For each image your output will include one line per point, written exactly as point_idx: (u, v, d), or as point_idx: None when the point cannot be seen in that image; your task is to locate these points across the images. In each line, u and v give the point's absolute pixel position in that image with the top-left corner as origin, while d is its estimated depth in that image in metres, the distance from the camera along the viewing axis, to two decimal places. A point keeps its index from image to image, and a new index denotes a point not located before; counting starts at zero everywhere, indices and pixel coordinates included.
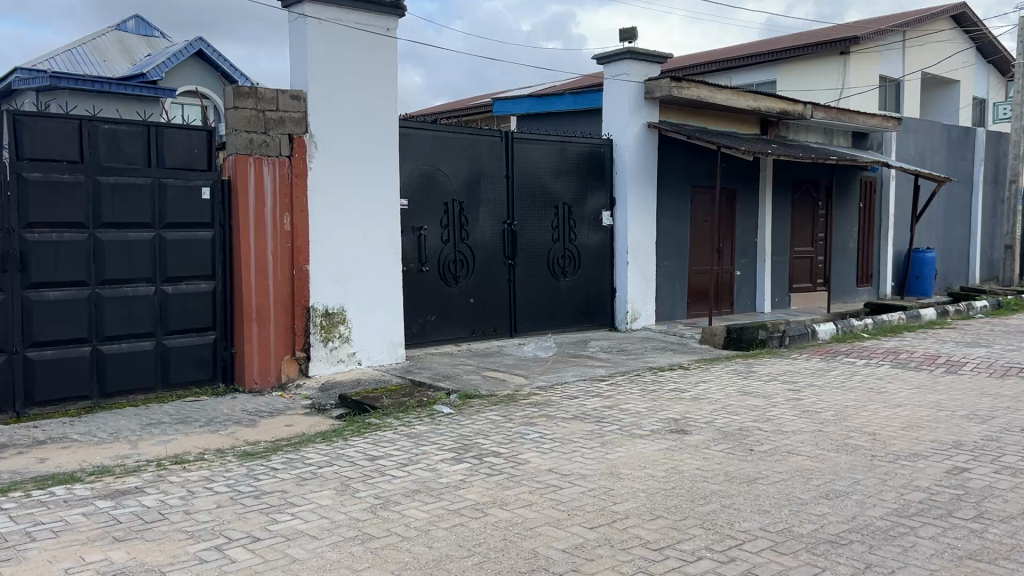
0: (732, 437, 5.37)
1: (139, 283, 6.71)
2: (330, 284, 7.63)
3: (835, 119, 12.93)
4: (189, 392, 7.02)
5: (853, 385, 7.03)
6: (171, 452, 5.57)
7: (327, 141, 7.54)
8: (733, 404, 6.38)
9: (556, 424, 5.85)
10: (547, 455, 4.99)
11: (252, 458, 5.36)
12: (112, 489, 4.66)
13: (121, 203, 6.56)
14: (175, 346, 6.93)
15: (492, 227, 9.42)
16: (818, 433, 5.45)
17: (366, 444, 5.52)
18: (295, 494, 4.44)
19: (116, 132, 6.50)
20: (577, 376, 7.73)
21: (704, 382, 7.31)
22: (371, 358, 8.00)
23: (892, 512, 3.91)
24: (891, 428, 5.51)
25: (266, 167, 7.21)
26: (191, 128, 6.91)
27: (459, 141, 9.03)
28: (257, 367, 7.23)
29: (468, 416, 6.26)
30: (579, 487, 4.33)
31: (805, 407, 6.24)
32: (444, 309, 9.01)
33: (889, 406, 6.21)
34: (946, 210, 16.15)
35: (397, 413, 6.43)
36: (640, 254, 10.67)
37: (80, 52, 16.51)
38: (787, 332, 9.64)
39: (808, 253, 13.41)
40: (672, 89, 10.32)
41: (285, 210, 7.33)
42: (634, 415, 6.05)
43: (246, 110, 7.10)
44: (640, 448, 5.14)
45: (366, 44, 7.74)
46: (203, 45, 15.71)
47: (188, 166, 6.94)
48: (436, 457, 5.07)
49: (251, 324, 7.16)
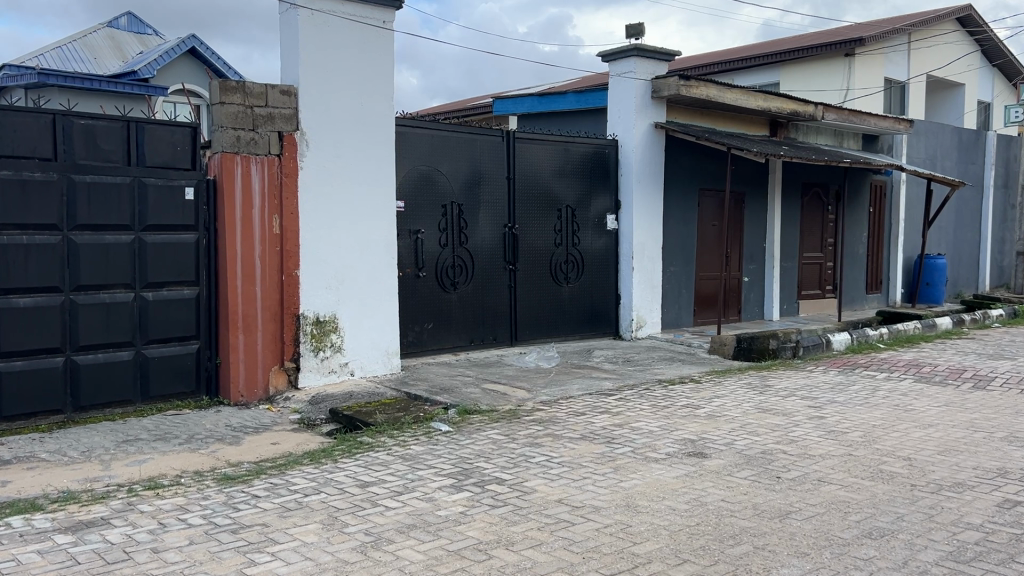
0: (756, 462, 4.94)
1: (117, 289, 6.26)
2: (322, 290, 7.19)
3: (847, 121, 12.54)
4: (170, 406, 6.57)
5: (877, 402, 6.60)
6: (145, 475, 5.11)
7: (319, 140, 7.10)
8: (753, 423, 5.95)
9: (563, 444, 5.41)
10: (556, 483, 4.55)
11: (232, 483, 4.90)
12: (75, 520, 4.21)
13: (98, 203, 6.11)
14: (155, 356, 6.48)
15: (492, 230, 8.99)
16: (849, 458, 5.02)
17: (358, 467, 5.08)
18: (276, 529, 3.98)
19: (93, 128, 6.06)
20: (584, 390, 7.26)
21: (719, 397, 6.87)
22: (365, 368, 7.55)
23: (946, 557, 3.47)
24: (927, 452, 5.09)
25: (254, 167, 6.76)
26: (174, 124, 6.46)
27: (458, 141, 8.60)
28: (244, 379, 6.78)
29: (468, 435, 5.82)
30: (593, 523, 3.89)
31: (830, 427, 5.81)
32: (442, 316, 8.57)
33: (920, 427, 5.78)
34: (957, 215, 15.76)
35: (392, 431, 5.99)
36: (646, 259, 10.25)
37: (72, 49, 16.06)
38: (800, 343, 9.24)
39: (817, 258, 13.00)
40: (680, 88, 9.90)
41: (275, 211, 6.89)
42: (647, 435, 5.61)
43: (233, 106, 6.65)
44: (657, 475, 4.70)
45: (362, 37, 7.31)
46: (197, 41, 15.25)
47: (170, 165, 6.49)
48: (434, 484, 4.62)
49: (237, 333, 6.72)
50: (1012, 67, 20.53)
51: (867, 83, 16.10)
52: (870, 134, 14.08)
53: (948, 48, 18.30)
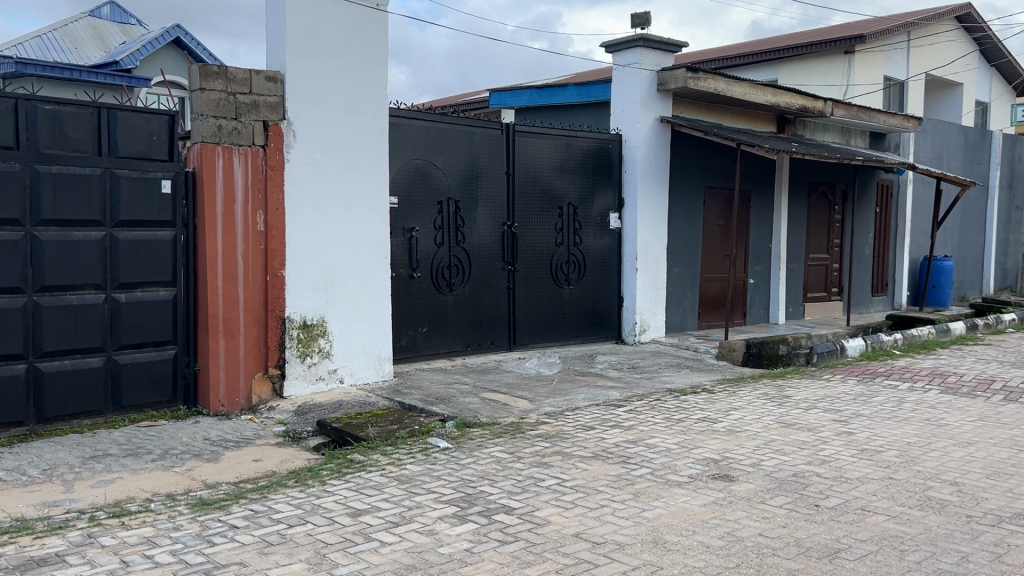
0: (789, 487, 4.48)
1: (86, 289, 5.72)
2: (309, 291, 6.66)
3: (856, 117, 12.11)
4: (144, 416, 6.02)
5: (907, 416, 6.13)
6: (111, 500, 4.58)
7: (308, 130, 6.57)
8: (777, 440, 5.48)
9: (575, 465, 4.93)
10: (571, 513, 4.07)
11: (208, 510, 4.38)
12: (25, 557, 3.69)
13: (66, 196, 5.58)
14: (128, 362, 5.94)
15: (490, 229, 8.50)
16: (890, 481, 4.56)
17: (348, 491, 4.56)
18: (255, 571, 3.47)
19: (60, 114, 5.53)
20: (590, 401, 6.78)
21: (737, 410, 6.39)
22: (355, 376, 7.03)
23: None
24: (976, 476, 4.63)
25: (236, 158, 6.24)
26: (150, 112, 5.93)
27: (454, 134, 8.10)
28: (224, 387, 6.25)
29: (469, 452, 5.32)
30: (619, 565, 3.41)
31: (862, 445, 5.34)
32: (437, 319, 8.06)
33: (960, 445, 5.32)
34: (963, 217, 15.40)
35: (385, 447, 5.47)
36: (650, 260, 9.78)
37: (51, 39, 15.41)
38: (814, 350, 8.81)
39: (823, 259, 12.58)
40: (688, 80, 9.41)
41: (258, 207, 6.36)
42: (665, 454, 5.13)
43: (215, 93, 6.13)
44: (683, 502, 4.22)
45: (355, 21, 6.81)
46: (181, 32, 14.68)
47: (145, 155, 5.96)
48: (434, 513, 4.12)
49: (217, 338, 6.19)
50: (1011, 68, 20.15)
51: (867, 80, 15.74)
52: (877, 132, 13.66)
53: (948, 47, 17.99)
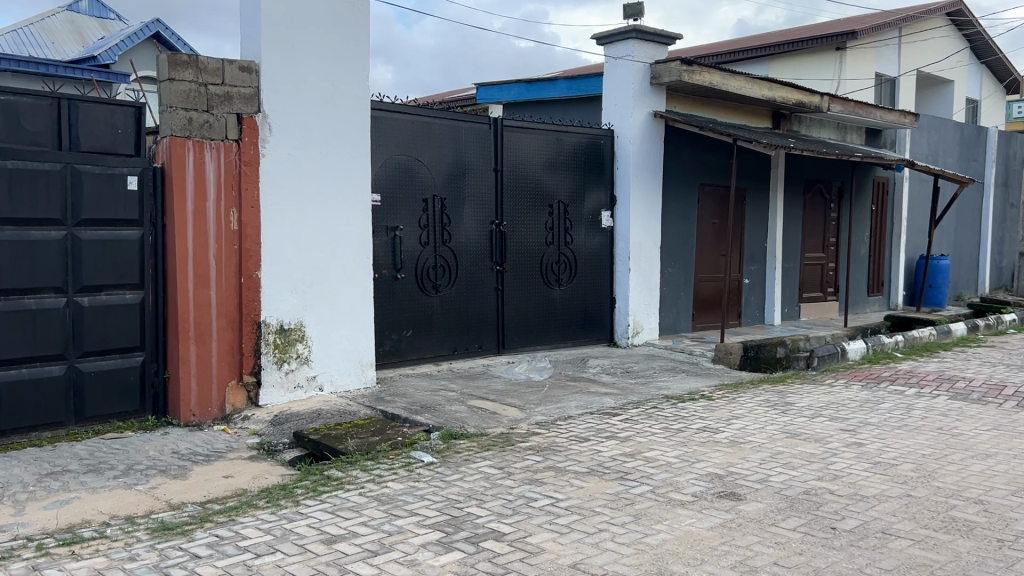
0: (801, 506, 4.14)
1: (45, 292, 5.32)
2: (286, 294, 6.27)
3: (852, 113, 11.81)
4: (110, 427, 5.61)
5: (918, 425, 5.81)
6: (63, 524, 4.18)
7: (285, 124, 6.19)
8: (784, 453, 5.14)
9: (569, 482, 4.57)
10: (568, 539, 3.71)
11: (169, 536, 3.99)
12: None
13: (23, 193, 5.18)
14: (92, 370, 5.53)
15: (478, 228, 8.13)
16: (909, 500, 4.23)
17: (323, 513, 4.19)
18: None
19: (15, 105, 5.12)
20: (584, 410, 6.42)
21: (738, 419, 6.05)
22: (335, 384, 6.65)
23: None
24: (1000, 493, 4.31)
25: (208, 153, 5.84)
26: (114, 103, 5.52)
27: (440, 128, 7.72)
28: (196, 397, 5.85)
29: (455, 468, 4.95)
30: None
31: (874, 458, 5.01)
32: (422, 322, 7.68)
33: (978, 458, 5.00)
34: (958, 215, 15.18)
35: (365, 462, 5.09)
36: (643, 260, 9.44)
37: (26, 34, 14.91)
38: (815, 353, 8.49)
39: (819, 258, 12.29)
40: (683, 73, 9.07)
41: (232, 205, 5.96)
42: (666, 470, 4.78)
43: (184, 83, 5.72)
44: (688, 525, 3.88)
45: (335, 10, 6.43)
46: (161, 27, 14.26)
47: (110, 150, 5.55)
48: (416, 540, 3.76)
49: (188, 344, 5.79)
50: (1001, 65, 19.96)
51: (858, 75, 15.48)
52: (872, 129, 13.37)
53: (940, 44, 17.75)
